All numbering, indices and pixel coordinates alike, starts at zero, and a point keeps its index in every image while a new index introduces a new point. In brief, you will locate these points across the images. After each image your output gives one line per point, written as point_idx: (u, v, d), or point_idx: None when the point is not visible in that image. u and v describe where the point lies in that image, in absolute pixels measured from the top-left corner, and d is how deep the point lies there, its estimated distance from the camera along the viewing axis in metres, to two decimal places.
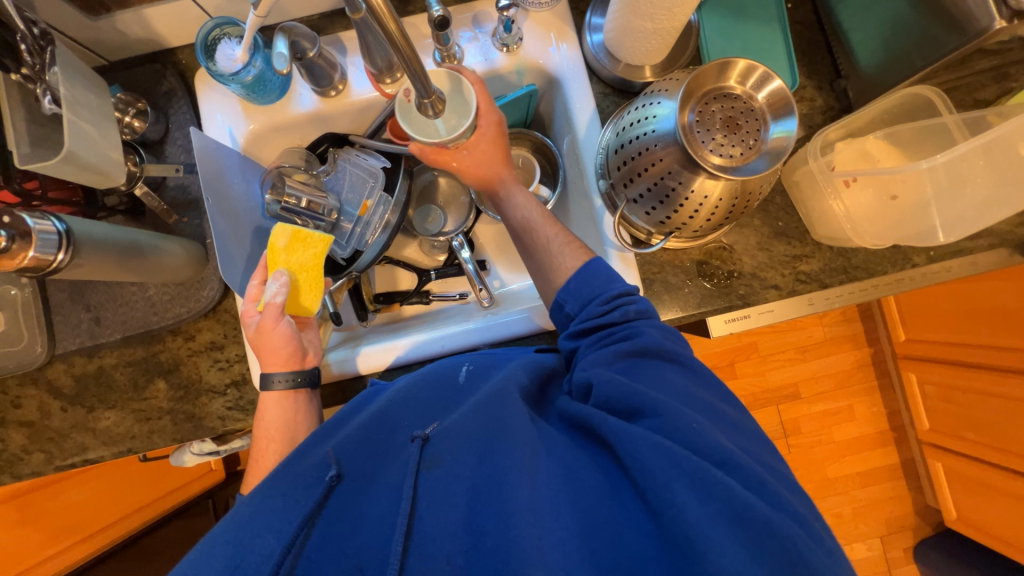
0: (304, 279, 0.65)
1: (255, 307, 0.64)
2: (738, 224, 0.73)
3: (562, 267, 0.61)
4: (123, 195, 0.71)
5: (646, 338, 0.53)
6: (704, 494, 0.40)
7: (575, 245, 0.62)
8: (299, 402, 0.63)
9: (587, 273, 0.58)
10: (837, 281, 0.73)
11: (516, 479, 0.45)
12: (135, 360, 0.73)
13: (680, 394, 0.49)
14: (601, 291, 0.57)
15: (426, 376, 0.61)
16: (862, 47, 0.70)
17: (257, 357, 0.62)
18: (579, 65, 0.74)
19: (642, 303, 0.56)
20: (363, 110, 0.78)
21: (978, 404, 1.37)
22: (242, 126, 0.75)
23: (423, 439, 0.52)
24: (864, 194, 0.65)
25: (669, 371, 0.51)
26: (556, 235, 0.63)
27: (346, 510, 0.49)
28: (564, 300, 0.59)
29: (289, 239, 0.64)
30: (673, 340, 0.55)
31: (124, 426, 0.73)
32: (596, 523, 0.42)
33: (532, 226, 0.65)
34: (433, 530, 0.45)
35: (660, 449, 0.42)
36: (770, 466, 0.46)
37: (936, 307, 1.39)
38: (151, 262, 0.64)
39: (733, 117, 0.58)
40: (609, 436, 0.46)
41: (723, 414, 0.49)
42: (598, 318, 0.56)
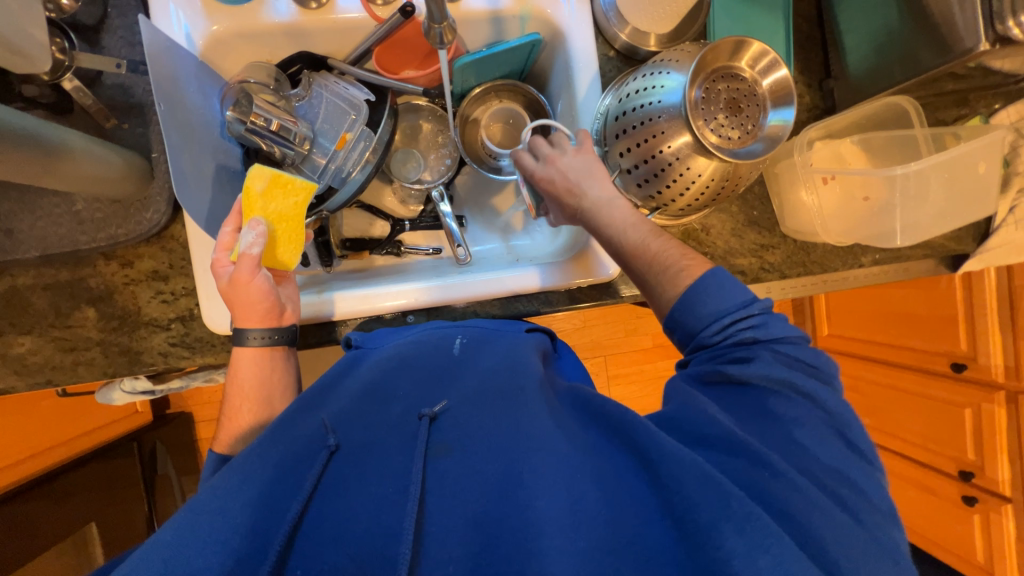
0: (283, 230, 0.60)
1: (227, 257, 0.58)
2: (717, 208, 0.76)
3: (664, 293, 0.56)
4: (45, 86, 0.60)
5: (764, 367, 0.49)
6: (751, 537, 0.38)
7: (689, 263, 0.56)
8: (275, 360, 0.59)
9: (697, 294, 0.53)
10: (795, 272, 0.78)
11: (539, 486, 0.43)
12: (57, 283, 0.64)
13: (767, 430, 0.46)
14: (715, 318, 0.52)
15: (420, 345, 0.60)
16: (854, 49, 0.71)
17: (230, 311, 0.57)
18: (588, 22, 0.71)
19: (765, 331, 0.52)
20: (347, 33, 0.70)
21: (877, 395, 1.57)
22: (202, 27, 0.65)
23: (429, 418, 0.49)
24: (833, 194, 0.70)
25: (776, 402, 0.48)
26: (667, 249, 0.57)
27: (342, 486, 0.45)
28: (673, 327, 0.56)
29: (267, 183, 0.58)
30: (799, 368, 0.50)
31: (42, 355, 0.64)
32: (621, 540, 0.41)
33: (640, 247, 0.57)
34: (443, 525, 0.42)
35: (707, 477, 0.41)
36: (854, 520, 0.42)
37: (858, 307, 1.55)
38: (85, 171, 0.55)
39: (737, 99, 0.58)
40: (648, 451, 0.44)
41: (824, 463, 0.45)
42: (710, 346, 0.52)
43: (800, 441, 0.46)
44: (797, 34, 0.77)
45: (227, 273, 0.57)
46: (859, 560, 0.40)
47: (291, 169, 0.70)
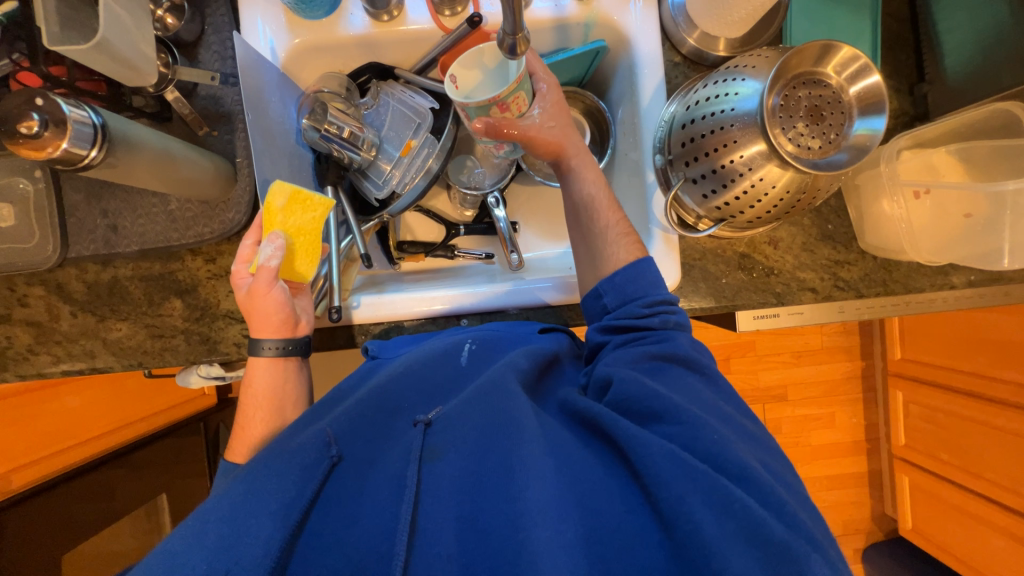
0: (301, 243, 0.62)
1: (247, 268, 0.61)
2: (787, 221, 0.71)
3: (614, 258, 0.63)
4: (151, 98, 0.67)
5: (675, 345, 0.56)
6: (719, 509, 0.42)
7: (631, 239, 0.64)
8: (288, 370, 0.62)
9: (635, 270, 0.60)
10: (873, 292, 0.72)
11: (526, 479, 0.46)
12: (151, 275, 0.71)
13: (697, 398, 0.52)
14: (646, 292, 0.60)
15: (430, 353, 0.61)
16: (953, 51, 0.65)
17: (249, 322, 0.60)
18: (654, 28, 0.69)
19: (679, 316, 0.60)
20: (416, 43, 0.73)
21: (959, 429, 1.42)
22: (285, 40, 0.69)
23: (424, 424, 0.53)
24: (924, 210, 0.64)
25: (691, 379, 0.55)
26: (616, 222, 0.64)
27: (344, 493, 0.48)
28: (604, 290, 0.62)
29: (287, 199, 0.60)
30: (700, 352, 0.58)
31: (136, 339, 0.71)
32: (606, 530, 0.43)
33: (593, 205, 0.64)
34: (434, 525, 0.45)
35: (677, 460, 0.44)
36: (786, 480, 0.48)
37: (940, 331, 1.41)
38: (184, 174, 0.60)
39: (819, 106, 0.55)
40: (622, 439, 0.48)
41: (740, 423, 0.51)
42: (635, 319, 0.59)
43: (725, 412, 0.52)
44: (886, 35, 0.71)
45: (246, 284, 0.60)
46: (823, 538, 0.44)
47: (359, 173, 0.74)
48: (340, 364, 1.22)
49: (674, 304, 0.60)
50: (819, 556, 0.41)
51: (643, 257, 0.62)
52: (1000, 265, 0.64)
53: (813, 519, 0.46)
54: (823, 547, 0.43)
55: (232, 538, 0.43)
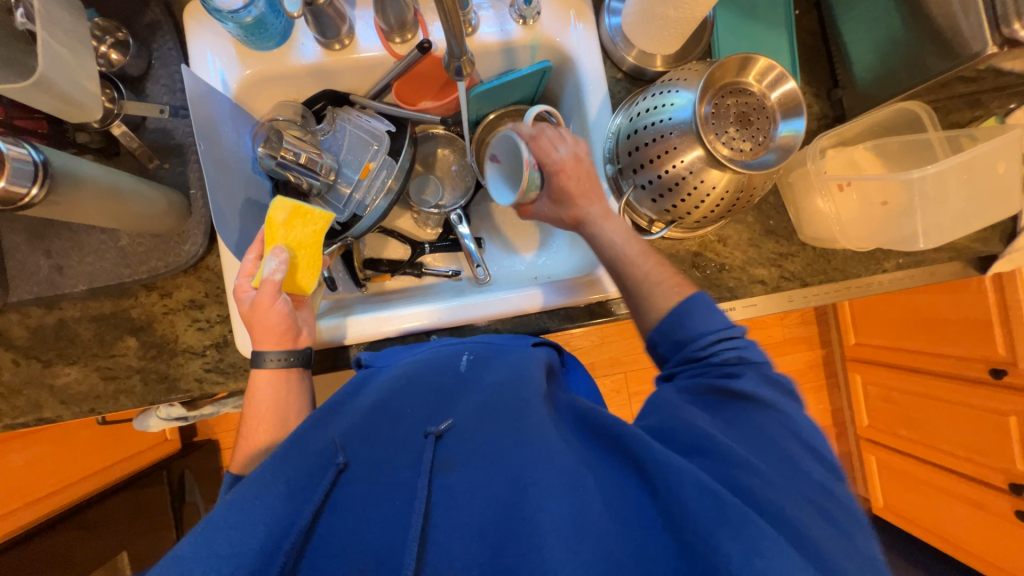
0: (302, 257, 0.63)
1: (249, 281, 0.62)
2: (733, 219, 0.76)
3: (653, 306, 0.58)
4: (96, 132, 0.64)
5: (741, 381, 0.51)
6: (747, 542, 0.39)
7: (672, 282, 0.59)
8: (290, 380, 0.61)
9: (684, 309, 0.56)
10: (817, 280, 0.78)
11: (540, 498, 0.44)
12: (102, 314, 0.68)
13: (770, 446, 0.47)
14: (700, 330, 0.55)
15: (424, 363, 0.63)
16: (859, 59, 0.73)
17: (249, 334, 0.60)
18: (595, 47, 0.74)
19: (743, 347, 0.54)
20: (370, 69, 0.75)
21: (913, 405, 1.51)
22: (235, 71, 0.69)
23: (435, 436, 0.51)
24: (851, 200, 0.70)
25: (766, 420, 0.49)
26: (655, 267, 0.60)
27: (347, 501, 0.47)
28: (657, 341, 0.58)
29: (289, 214, 0.61)
30: (772, 385, 0.52)
31: (87, 384, 0.67)
32: (621, 554, 0.41)
33: (629, 261, 0.61)
34: (446, 539, 0.43)
35: (708, 490, 0.41)
36: (853, 540, 0.43)
37: (886, 314, 1.51)
38: (134, 208, 0.59)
39: (746, 113, 0.60)
40: (651, 465, 0.44)
41: (813, 475, 0.46)
42: (693, 357, 0.55)
43: (775, 439, 0.47)
44: (801, 48, 0.78)
45: (249, 297, 0.60)
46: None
47: (318, 199, 0.74)
48: (316, 394, 1.20)
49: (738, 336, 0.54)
50: None
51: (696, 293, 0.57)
52: (917, 247, 0.70)
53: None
54: None
55: (234, 542, 0.42)
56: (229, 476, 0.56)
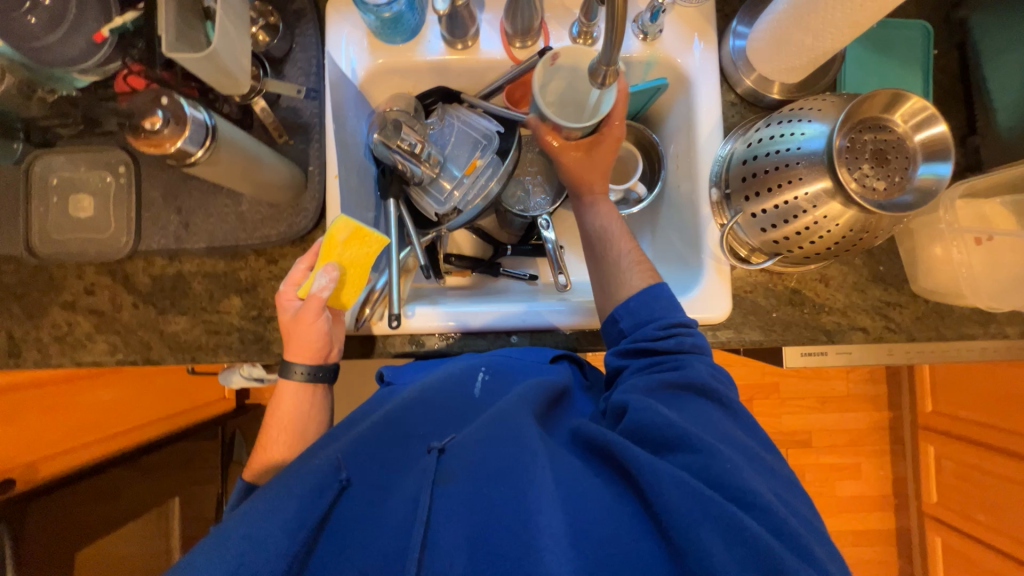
0: (351, 275, 0.64)
1: (294, 290, 0.64)
2: (839, 260, 0.72)
3: (626, 284, 0.66)
4: (237, 106, 0.70)
5: (692, 372, 0.57)
6: (727, 537, 0.42)
7: (644, 267, 0.67)
8: (316, 393, 0.66)
9: (650, 295, 0.63)
10: (925, 337, 0.72)
11: (537, 502, 0.46)
12: (215, 272, 0.73)
13: (721, 433, 0.52)
14: (661, 316, 0.62)
15: (442, 381, 0.62)
16: (1006, 108, 0.68)
17: (286, 343, 0.63)
18: (714, 69, 0.73)
19: (697, 337, 0.61)
20: (486, 70, 0.77)
21: (995, 490, 1.36)
22: (367, 60, 0.73)
23: (438, 451, 0.53)
24: (983, 255, 0.67)
25: (713, 410, 0.55)
26: (629, 252, 0.68)
27: (352, 516, 0.49)
28: (621, 315, 0.64)
29: (349, 234, 0.61)
30: (721, 381, 0.58)
31: (192, 334, 0.72)
32: (613, 556, 0.44)
33: (607, 238, 0.69)
34: (445, 542, 0.45)
35: (688, 488, 0.45)
36: (803, 515, 0.48)
37: (973, 384, 1.38)
38: (262, 177, 0.63)
39: (884, 151, 0.56)
40: (634, 467, 0.48)
41: (756, 454, 0.52)
42: (652, 342, 0.60)
43: (729, 431, 0.53)
44: (936, 89, 0.74)
45: (292, 306, 0.63)
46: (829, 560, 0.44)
47: (419, 188, 0.76)
48: None
49: (693, 330, 0.61)
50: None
51: (656, 284, 0.65)
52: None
53: (813, 536, 0.46)
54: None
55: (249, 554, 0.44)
56: (242, 483, 0.61)
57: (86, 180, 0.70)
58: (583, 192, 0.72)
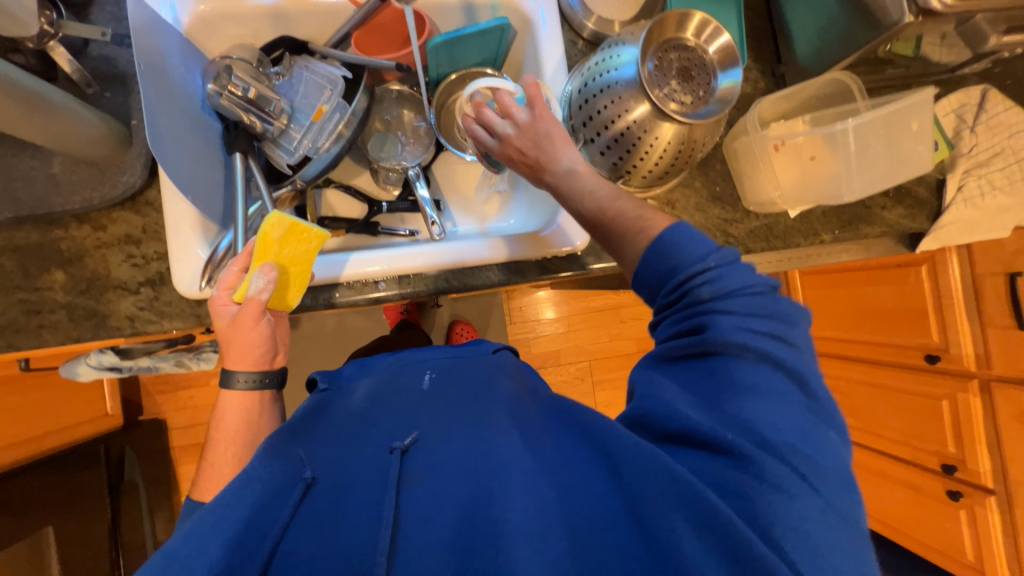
0: (293, 274, 0.63)
1: (228, 294, 0.60)
2: (681, 184, 0.79)
3: (627, 254, 0.55)
4: (32, 54, 0.62)
5: (717, 333, 0.48)
6: (698, 523, 0.41)
7: (653, 218, 0.55)
8: (263, 401, 0.62)
9: (660, 247, 0.51)
10: (759, 247, 0.81)
11: (505, 499, 0.47)
12: (28, 245, 0.64)
13: (754, 403, 0.46)
14: (671, 273, 0.51)
15: (390, 385, 0.66)
16: (799, 36, 0.76)
17: (224, 352, 0.59)
18: (553, 11, 0.77)
19: (732, 284, 0.49)
20: (327, 17, 0.75)
21: (857, 394, 1.56)
22: (188, 5, 0.69)
23: (400, 450, 0.52)
24: (783, 159, 0.73)
25: (751, 374, 0.47)
26: (631, 210, 0.56)
27: (311, 518, 0.47)
28: (635, 288, 0.55)
29: (284, 231, 0.60)
30: (764, 334, 0.49)
31: (7, 317, 0.64)
32: (588, 547, 0.43)
33: (598, 210, 0.57)
34: (414, 544, 0.44)
35: (661, 469, 0.44)
36: (824, 491, 0.43)
37: (833, 306, 1.58)
38: (65, 126, 0.57)
39: (688, 68, 0.63)
40: (617, 454, 0.48)
41: (794, 420, 0.46)
42: (668, 309, 0.52)
43: (747, 395, 0.46)
44: (748, 27, 0.82)
45: (230, 312, 0.60)
46: (824, 539, 0.41)
47: (269, 142, 0.73)
48: None
49: (716, 268, 0.50)
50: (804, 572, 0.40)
51: (681, 224, 0.53)
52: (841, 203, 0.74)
53: (827, 530, 0.42)
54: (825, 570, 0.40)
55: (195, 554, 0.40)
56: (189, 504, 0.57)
57: None
58: (548, 177, 0.59)
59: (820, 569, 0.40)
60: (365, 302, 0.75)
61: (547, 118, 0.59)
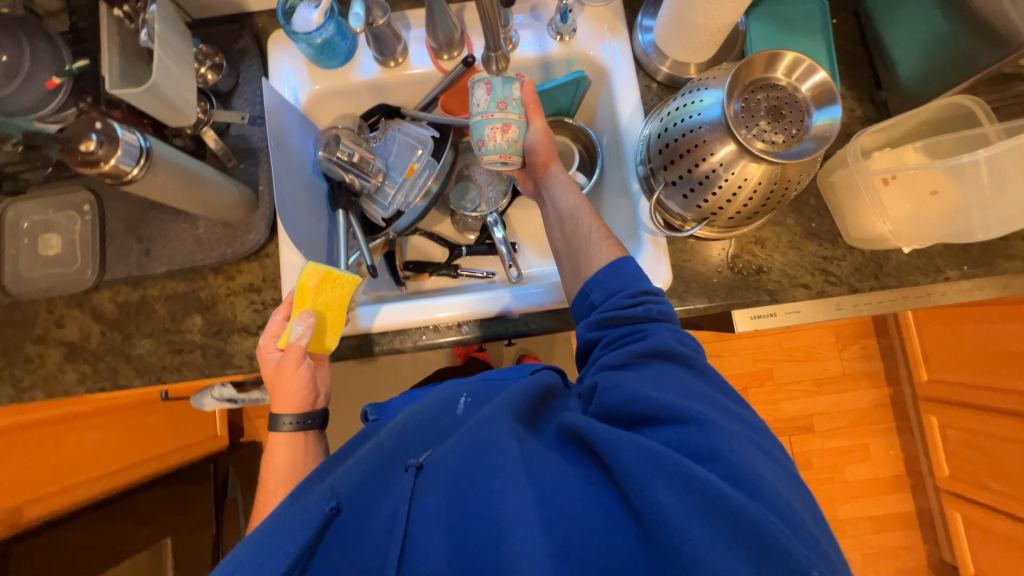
0: (329, 318, 0.66)
1: (273, 343, 0.66)
2: (771, 221, 0.75)
3: (596, 256, 0.66)
4: (189, 138, 0.75)
5: (656, 339, 0.56)
6: (678, 487, 0.42)
7: (612, 241, 0.67)
8: (307, 441, 0.64)
9: (617, 266, 0.62)
10: (868, 286, 0.73)
11: (505, 495, 0.47)
12: (177, 294, 0.76)
13: (682, 391, 0.52)
14: (629, 285, 0.60)
15: (421, 408, 0.63)
16: (903, 61, 0.71)
17: (271, 398, 0.63)
18: (628, 59, 0.78)
19: (665, 305, 0.59)
20: (418, 85, 0.83)
21: (1003, 452, 1.31)
22: (307, 86, 0.80)
23: (416, 468, 0.54)
24: (895, 193, 0.67)
25: (682, 372, 0.54)
26: (597, 228, 0.69)
27: (342, 545, 0.51)
28: (590, 288, 0.63)
29: (319, 279, 0.64)
30: (686, 344, 0.57)
31: (157, 355, 0.75)
32: (583, 531, 0.44)
33: (577, 213, 0.71)
34: (426, 549, 0.47)
35: (639, 448, 0.45)
36: (771, 452, 0.48)
37: (959, 345, 1.37)
38: (211, 195, 0.67)
39: (778, 106, 0.61)
40: (598, 443, 0.48)
41: (724, 404, 0.52)
42: (621, 310, 0.58)
43: (688, 385, 0.53)
44: (840, 54, 0.78)
45: (274, 359, 0.64)
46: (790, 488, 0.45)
47: (367, 198, 0.81)
48: None
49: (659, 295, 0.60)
50: (804, 536, 0.41)
51: (623, 255, 0.65)
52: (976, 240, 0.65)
53: (778, 472, 0.45)
54: (799, 522, 0.42)
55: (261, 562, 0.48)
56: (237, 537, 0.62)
57: (53, 220, 0.76)
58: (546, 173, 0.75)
59: (802, 520, 0.42)
60: (450, 344, 0.79)
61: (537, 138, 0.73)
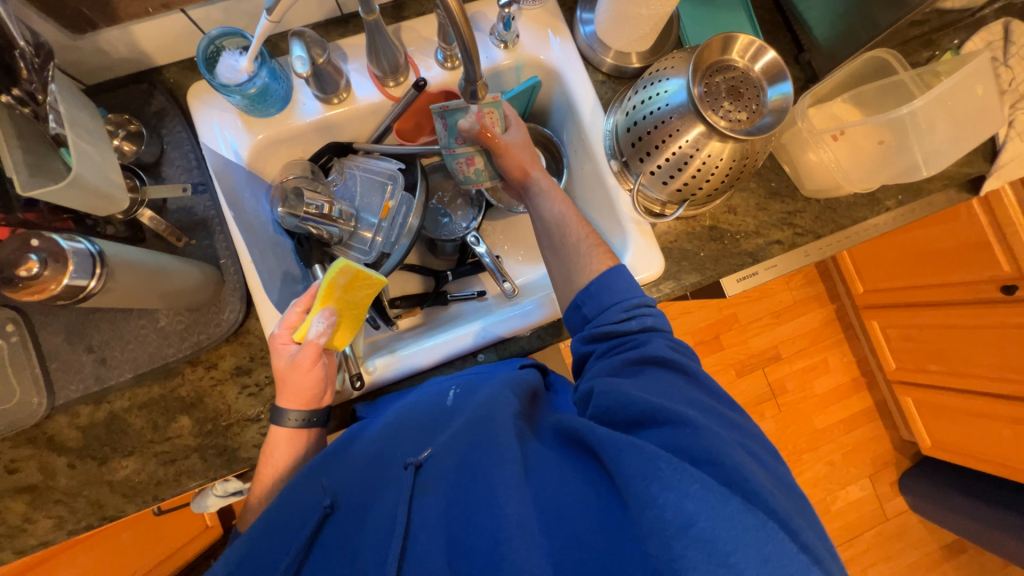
0: (347, 317, 0.62)
1: (288, 334, 0.61)
2: (738, 189, 0.80)
3: (587, 266, 0.64)
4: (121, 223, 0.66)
5: (651, 347, 0.56)
6: (679, 490, 0.41)
7: (603, 249, 0.66)
8: (309, 438, 0.62)
9: (610, 276, 0.61)
10: (828, 230, 0.81)
11: (505, 494, 0.47)
12: (152, 399, 0.67)
13: (672, 393, 0.52)
14: (620, 298, 0.61)
15: (417, 409, 0.61)
16: (818, 24, 0.78)
17: (278, 389, 0.59)
18: (576, 58, 0.79)
19: (657, 315, 0.61)
20: (369, 115, 0.78)
21: (936, 337, 1.50)
22: (245, 139, 0.72)
23: (414, 465, 0.54)
24: (843, 148, 0.74)
25: (673, 378, 0.55)
26: (587, 235, 0.67)
27: (334, 546, 0.50)
28: (582, 301, 0.62)
29: (349, 279, 0.59)
30: (680, 352, 0.58)
31: (146, 472, 0.66)
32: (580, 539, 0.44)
33: (565, 222, 0.68)
34: (422, 548, 0.47)
35: (636, 448, 0.44)
36: (765, 463, 0.47)
37: (884, 256, 1.56)
38: (173, 284, 0.60)
39: (736, 86, 0.65)
40: (597, 444, 0.47)
41: (715, 409, 0.51)
42: (615, 324, 0.59)
43: (680, 391, 0.53)
44: (761, 23, 0.84)
45: (287, 352, 0.60)
46: (785, 504, 0.43)
47: (341, 246, 0.76)
48: None
49: (647, 308, 0.61)
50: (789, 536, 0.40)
51: (615, 265, 0.63)
52: (921, 174, 0.75)
53: (767, 479, 0.45)
54: (796, 531, 0.41)
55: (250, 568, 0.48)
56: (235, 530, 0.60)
57: None
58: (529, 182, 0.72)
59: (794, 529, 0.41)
60: None
61: (520, 144, 0.71)
